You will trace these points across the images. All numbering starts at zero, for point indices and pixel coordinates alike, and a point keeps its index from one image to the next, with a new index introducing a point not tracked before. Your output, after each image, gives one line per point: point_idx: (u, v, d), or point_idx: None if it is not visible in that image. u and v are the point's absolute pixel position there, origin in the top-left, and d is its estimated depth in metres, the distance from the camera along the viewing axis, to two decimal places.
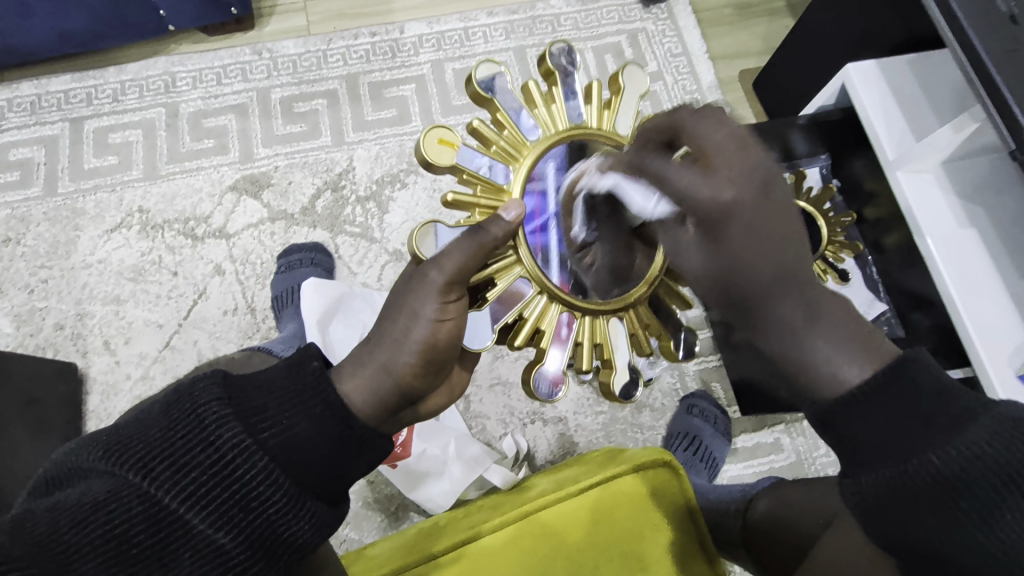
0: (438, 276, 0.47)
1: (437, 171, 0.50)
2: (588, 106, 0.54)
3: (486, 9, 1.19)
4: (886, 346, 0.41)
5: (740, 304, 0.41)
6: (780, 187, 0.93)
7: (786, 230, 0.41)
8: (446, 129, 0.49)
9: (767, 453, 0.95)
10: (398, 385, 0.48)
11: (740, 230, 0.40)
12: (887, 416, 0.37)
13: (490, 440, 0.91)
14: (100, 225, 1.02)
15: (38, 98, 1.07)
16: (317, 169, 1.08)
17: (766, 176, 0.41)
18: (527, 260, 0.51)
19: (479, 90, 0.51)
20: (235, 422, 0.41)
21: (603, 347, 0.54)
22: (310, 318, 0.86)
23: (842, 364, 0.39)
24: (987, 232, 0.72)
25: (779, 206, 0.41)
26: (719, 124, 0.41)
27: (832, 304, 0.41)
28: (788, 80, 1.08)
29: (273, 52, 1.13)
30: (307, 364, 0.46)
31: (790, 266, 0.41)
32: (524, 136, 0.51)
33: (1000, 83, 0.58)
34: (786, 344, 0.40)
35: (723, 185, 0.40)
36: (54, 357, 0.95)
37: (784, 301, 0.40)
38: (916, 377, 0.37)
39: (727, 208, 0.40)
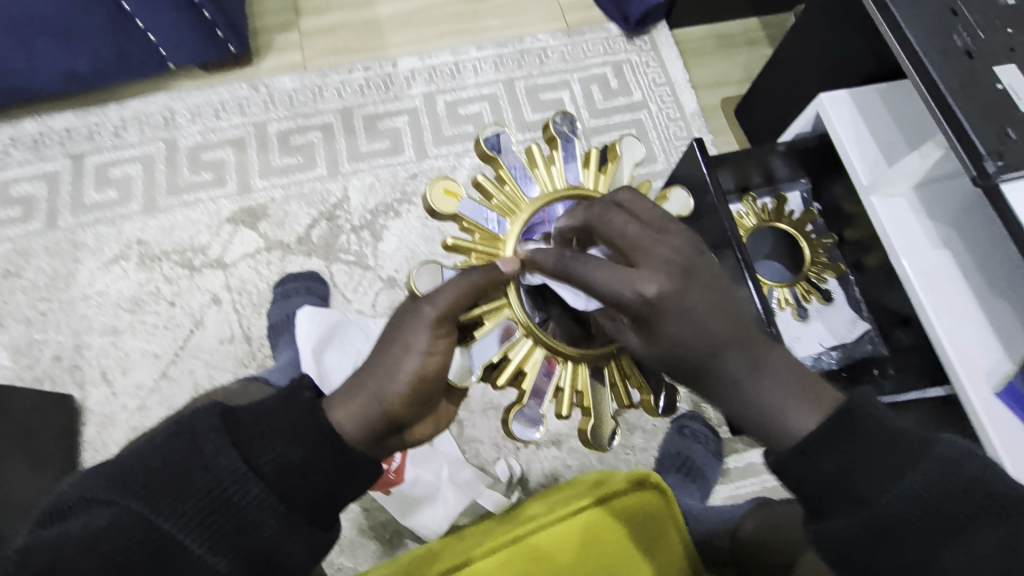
0: (431, 310, 0.49)
1: (442, 219, 0.55)
2: (587, 169, 0.58)
3: (477, 44, 1.24)
4: (831, 391, 0.44)
5: (686, 370, 0.45)
6: (761, 211, 0.99)
7: (720, 303, 0.45)
8: (451, 181, 0.55)
9: (759, 473, 0.95)
10: (386, 413, 0.48)
11: (671, 323, 0.44)
12: (844, 462, 0.40)
13: (483, 464, 0.92)
14: (100, 258, 1.04)
15: (42, 136, 1.10)
16: (313, 199, 1.11)
17: (684, 267, 0.45)
18: (517, 306, 0.53)
19: (485, 150, 0.56)
20: (231, 450, 0.42)
21: (584, 395, 0.55)
22: (306, 347, 0.87)
23: (791, 416, 0.43)
24: (961, 252, 0.75)
25: (703, 289, 0.45)
26: (629, 220, 0.47)
27: (773, 353, 0.45)
28: (767, 108, 1.12)
29: (270, 87, 1.17)
30: (299, 394, 0.47)
31: (726, 337, 0.44)
32: (522, 194, 0.55)
33: (956, 111, 0.61)
34: (738, 402, 0.44)
35: (643, 283, 0.44)
36: (52, 389, 0.96)
37: (724, 360, 0.44)
38: (861, 414, 0.41)
39: (653, 303, 0.44)
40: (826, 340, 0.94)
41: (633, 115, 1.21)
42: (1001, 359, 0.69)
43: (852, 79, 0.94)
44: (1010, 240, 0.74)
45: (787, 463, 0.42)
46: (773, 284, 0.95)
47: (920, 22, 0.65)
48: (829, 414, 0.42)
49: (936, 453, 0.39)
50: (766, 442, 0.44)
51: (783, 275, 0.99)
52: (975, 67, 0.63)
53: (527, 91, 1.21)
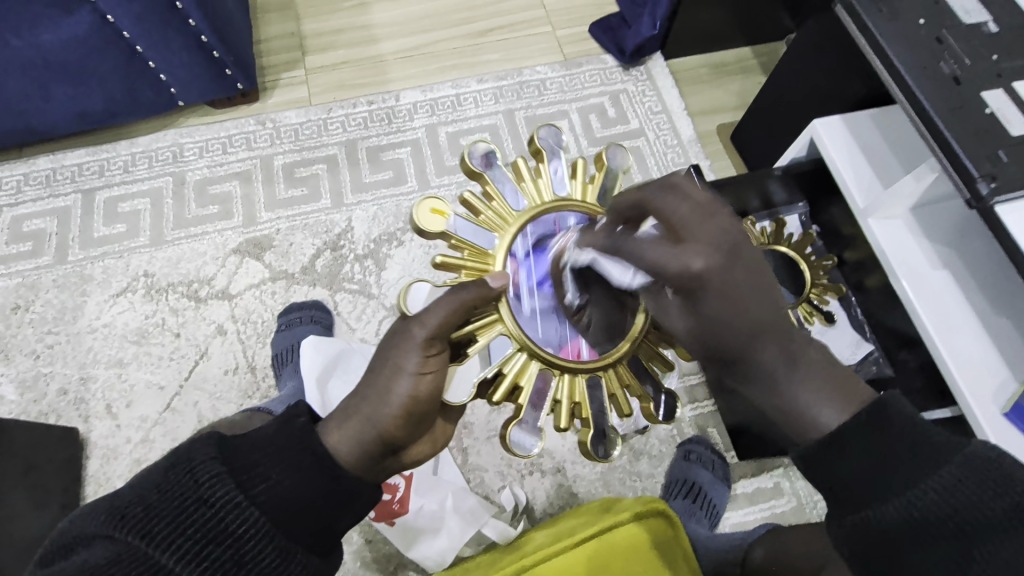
0: (420, 331, 0.49)
1: (431, 237, 0.55)
2: (574, 180, 0.59)
3: (477, 77, 1.28)
4: (863, 389, 0.42)
5: (725, 356, 0.42)
6: (760, 234, 0.99)
7: (763, 284, 0.41)
8: (438, 200, 0.55)
9: (768, 499, 0.94)
10: (380, 436, 0.48)
11: (715, 298, 0.40)
12: (869, 458, 0.40)
13: (488, 493, 0.91)
14: (107, 290, 1.06)
15: (54, 172, 1.13)
16: (317, 230, 1.12)
17: (735, 241, 0.40)
18: (509, 319, 0.53)
19: (471, 166, 0.56)
20: (227, 480, 0.42)
21: (582, 406, 0.54)
22: (309, 375, 0.87)
23: (821, 407, 0.41)
24: (961, 272, 0.75)
25: (746, 266, 0.40)
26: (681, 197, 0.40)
27: (806, 342, 0.43)
28: (762, 134, 1.14)
29: (276, 121, 1.20)
30: (294, 421, 0.47)
31: (767, 321, 0.41)
32: (510, 210, 0.56)
33: (948, 135, 0.62)
34: (771, 392, 0.41)
35: (693, 255, 0.39)
36: (57, 423, 0.96)
37: (764, 345, 0.41)
38: (889, 415, 0.40)
39: (699, 278, 0.39)
40: None
41: (631, 142, 1.24)
42: (1008, 379, 0.69)
43: (844, 104, 0.96)
44: (1008, 260, 0.75)
45: (812, 453, 0.41)
46: None
47: (907, 50, 0.67)
48: (861, 408, 0.41)
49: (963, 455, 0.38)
50: (787, 430, 0.42)
51: (785, 297, 0.97)
52: (963, 92, 0.64)
53: (527, 121, 1.24)
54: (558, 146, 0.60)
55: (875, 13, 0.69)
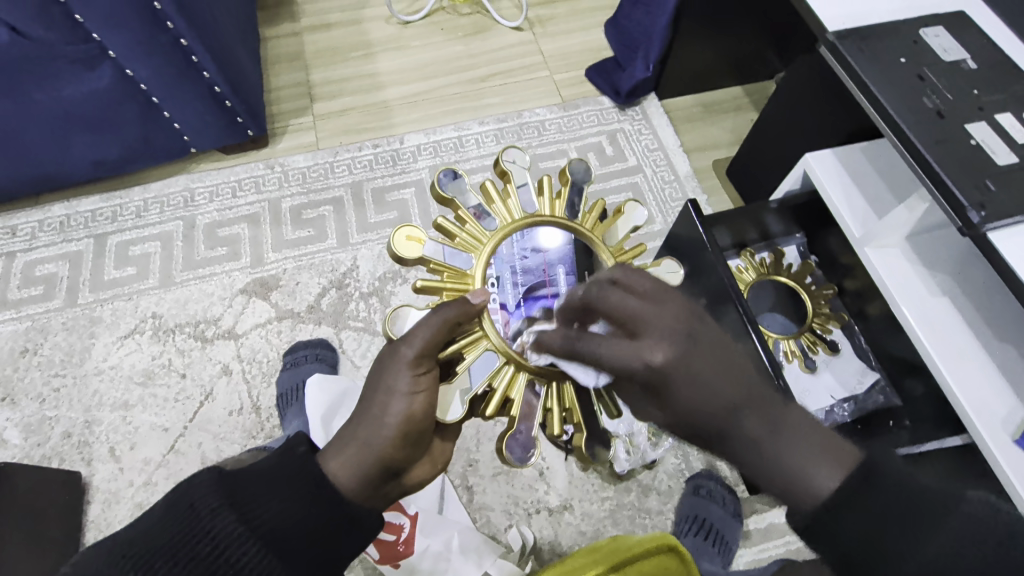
0: (409, 350, 0.50)
1: (410, 263, 0.59)
2: (542, 197, 0.62)
3: (478, 119, 1.32)
4: (848, 449, 0.43)
5: (704, 435, 0.44)
6: (759, 264, 1.02)
7: (731, 366, 0.44)
8: (412, 227, 0.60)
9: (781, 535, 0.91)
10: (380, 459, 0.48)
11: (683, 388, 0.43)
12: (869, 524, 0.40)
13: (495, 532, 0.89)
14: (115, 332, 1.07)
15: (67, 219, 1.16)
16: (323, 269, 1.14)
17: (688, 328, 0.44)
18: (493, 334, 0.56)
19: (442, 193, 0.61)
20: (228, 512, 0.40)
21: (573, 411, 0.57)
22: (314, 413, 0.87)
23: (814, 472, 0.42)
24: (960, 299, 0.76)
25: (709, 353, 0.44)
26: (628, 294, 0.45)
27: (787, 410, 0.45)
28: (756, 168, 1.17)
29: (284, 166, 1.24)
30: (295, 450, 0.46)
31: (738, 400, 0.44)
32: (483, 229, 0.60)
33: (936, 166, 0.64)
34: (762, 465, 0.43)
35: (649, 351, 0.43)
36: (59, 467, 0.96)
37: (740, 422, 0.43)
38: (882, 481, 0.40)
39: (662, 370, 0.43)
40: (835, 393, 0.94)
41: (629, 179, 1.27)
42: (1015, 406, 0.68)
43: (834, 139, 0.99)
44: (1007, 289, 0.75)
45: (814, 523, 0.42)
46: (777, 337, 0.96)
47: (891, 85, 0.70)
48: (851, 471, 0.42)
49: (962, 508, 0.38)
50: (786, 500, 0.43)
51: (788, 328, 1.00)
52: (947, 125, 0.66)
53: None
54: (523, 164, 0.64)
55: (858, 52, 0.72)
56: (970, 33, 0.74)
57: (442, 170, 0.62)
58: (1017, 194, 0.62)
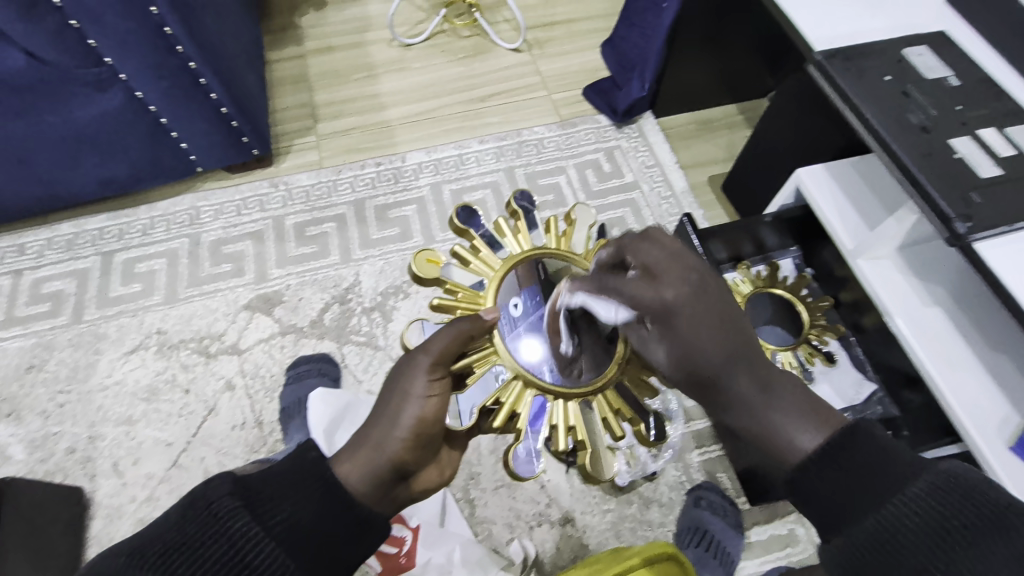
0: (424, 357, 0.51)
1: (428, 284, 0.61)
2: (549, 235, 0.65)
3: (479, 138, 1.35)
4: (836, 414, 0.46)
5: (700, 379, 0.47)
6: (756, 277, 1.03)
7: (735, 319, 0.47)
8: (432, 251, 0.61)
9: (784, 547, 0.91)
10: (391, 462, 0.48)
11: (687, 325, 0.46)
12: (842, 480, 0.42)
13: (496, 546, 0.89)
14: (120, 348, 1.08)
15: (75, 236, 1.18)
16: (326, 284, 1.16)
17: (702, 276, 0.46)
18: (503, 350, 0.57)
19: (459, 226, 0.63)
20: (245, 512, 0.41)
21: (578, 429, 0.57)
22: (317, 426, 0.87)
23: (799, 431, 0.44)
24: (952, 309, 0.77)
25: (716, 302, 0.46)
26: (652, 246, 0.47)
27: (783, 377, 0.47)
28: (751, 183, 1.20)
29: (289, 184, 1.27)
30: (306, 455, 0.48)
31: (740, 349, 0.47)
32: (495, 257, 0.62)
33: (922, 179, 0.66)
34: (752, 417, 0.45)
35: (667, 288, 0.45)
36: (63, 482, 0.96)
37: (735, 377, 0.46)
38: (861, 438, 0.43)
39: (671, 307, 0.45)
40: (835, 404, 0.94)
41: (627, 195, 1.29)
42: (1010, 413, 0.69)
43: (825, 154, 1.01)
44: (997, 300, 0.77)
45: (800, 479, 0.44)
46: (774, 348, 0.97)
47: (876, 103, 0.72)
48: (835, 430, 0.44)
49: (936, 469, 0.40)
50: (773, 457, 0.46)
51: (785, 339, 1.00)
52: (932, 140, 0.69)
53: (526, 177, 1.30)
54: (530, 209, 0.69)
55: (844, 71, 0.75)
56: (951, 52, 0.76)
57: (461, 206, 0.67)
58: (1001, 206, 0.63)
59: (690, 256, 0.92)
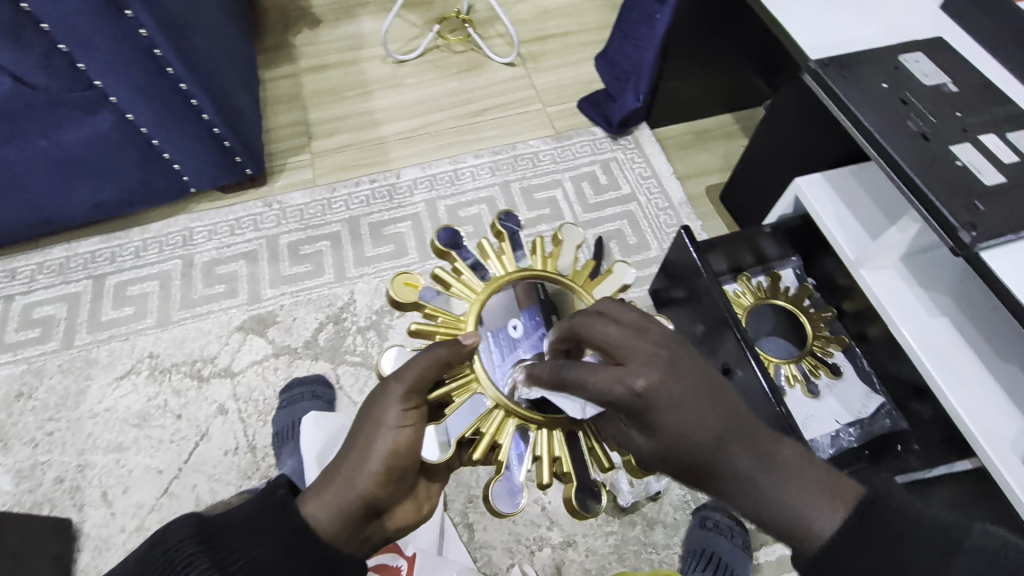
0: (398, 385, 0.50)
1: (406, 307, 0.62)
2: (534, 255, 0.65)
3: (474, 152, 1.34)
4: (850, 484, 0.44)
5: (693, 470, 0.43)
6: (756, 288, 1.01)
7: (717, 395, 0.44)
8: (410, 274, 0.63)
9: (794, 568, 0.88)
10: (362, 498, 0.46)
11: (667, 413, 0.42)
12: (877, 548, 0.40)
13: (497, 572, 0.87)
14: (111, 373, 1.06)
15: (67, 260, 1.17)
16: (320, 304, 1.14)
17: (669, 354, 0.44)
18: (484, 378, 0.57)
19: (440, 247, 0.64)
20: (204, 560, 0.39)
21: (563, 460, 0.56)
22: (309, 453, 0.85)
23: (812, 516, 0.42)
24: (959, 319, 0.75)
25: (691, 379, 0.43)
26: (610, 324, 0.46)
27: (780, 448, 0.45)
28: (749, 193, 1.18)
29: (282, 203, 1.26)
30: (273, 492, 0.46)
31: (730, 426, 0.43)
32: (478, 280, 0.62)
33: (924, 187, 0.64)
34: (755, 501, 0.43)
35: (634, 376, 0.43)
36: (50, 514, 0.94)
37: (732, 456, 0.43)
38: (886, 508, 0.41)
39: (644, 396, 0.42)
40: (842, 417, 0.92)
41: (623, 207, 1.28)
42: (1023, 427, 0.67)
43: (823, 163, 1.00)
44: (1005, 310, 0.75)
45: (818, 561, 0.42)
46: (778, 361, 0.95)
47: (874, 110, 0.71)
48: (853, 508, 0.42)
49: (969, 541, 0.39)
50: (787, 544, 0.43)
51: (789, 351, 0.99)
52: (933, 148, 0.67)
53: (522, 191, 1.29)
54: (516, 228, 0.66)
55: (840, 79, 0.73)
56: (948, 58, 0.75)
57: (442, 227, 0.66)
58: (1007, 214, 0.62)
59: (690, 269, 0.90)
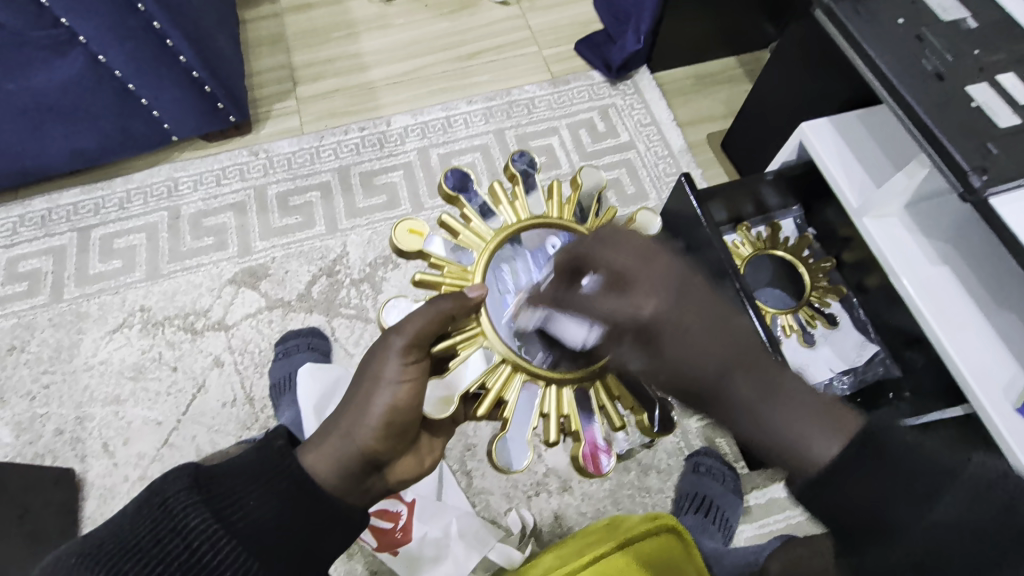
0: (398, 339, 0.50)
1: (411, 256, 0.61)
2: (550, 200, 0.63)
3: (467, 98, 1.29)
4: (851, 415, 0.43)
5: (697, 392, 0.47)
6: (756, 239, 1.01)
7: (721, 325, 0.48)
8: (415, 221, 0.61)
9: (782, 510, 0.92)
10: (362, 450, 0.47)
11: (670, 337, 0.47)
12: (866, 476, 0.39)
13: (494, 516, 0.89)
14: (103, 327, 1.05)
15: (49, 212, 1.13)
16: (313, 256, 1.12)
17: (680, 282, 0.49)
18: (490, 333, 0.57)
19: (448, 192, 0.63)
20: (203, 509, 0.39)
21: (570, 418, 0.58)
22: (307, 403, 0.85)
23: (813, 438, 0.42)
24: (960, 269, 0.74)
25: (696, 307, 0.48)
26: (618, 251, 0.50)
27: (784, 378, 0.47)
28: (752, 140, 1.15)
29: (269, 151, 1.21)
30: (273, 442, 0.45)
31: (735, 355, 0.47)
32: (487, 228, 0.61)
33: (937, 132, 0.62)
34: (759, 427, 0.45)
35: (641, 302, 0.48)
36: (53, 464, 0.95)
37: (733, 383, 0.46)
38: (881, 437, 0.39)
39: (648, 319, 0.48)
40: (834, 366, 0.94)
41: (622, 155, 1.25)
42: (1018, 374, 0.67)
43: (830, 108, 0.96)
44: (1010, 256, 0.74)
45: (813, 487, 0.41)
46: (775, 312, 0.95)
47: (889, 50, 0.67)
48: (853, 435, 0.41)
49: (965, 472, 0.35)
50: (785, 468, 0.43)
51: (786, 302, 0.99)
52: (947, 88, 0.64)
53: (518, 139, 1.25)
54: (531, 169, 0.65)
55: (854, 15, 0.69)
56: None
57: (450, 168, 0.64)
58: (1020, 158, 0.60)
59: (690, 218, 0.89)
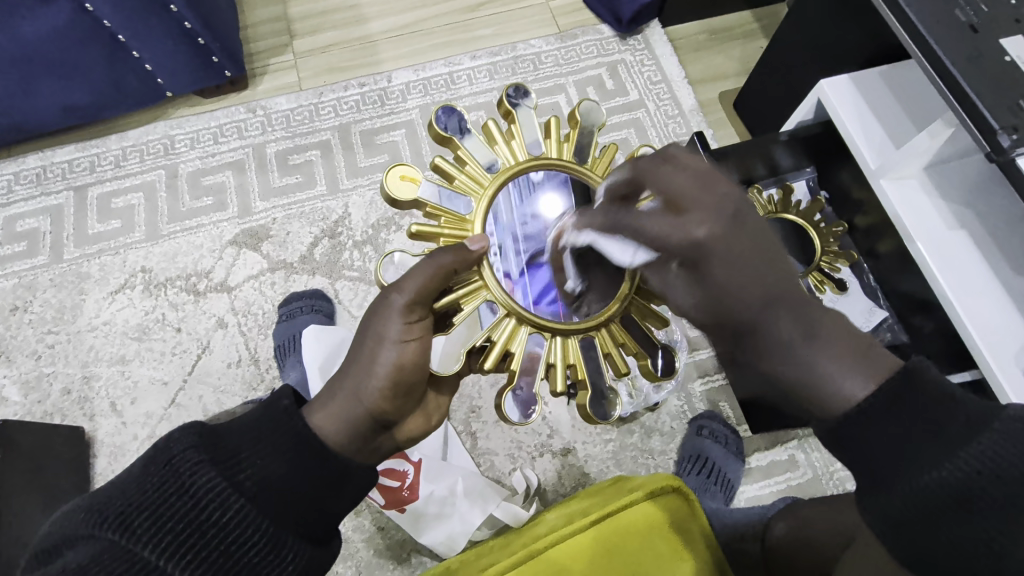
0: (399, 297, 0.49)
1: (404, 206, 0.58)
2: (548, 139, 0.60)
3: (471, 53, 1.24)
4: (890, 359, 0.42)
5: (735, 325, 0.44)
6: (766, 202, 0.97)
7: (771, 257, 0.45)
8: (408, 167, 0.58)
9: (783, 471, 0.93)
10: (368, 410, 0.47)
11: (721, 265, 0.43)
12: (901, 423, 0.39)
13: (499, 476, 0.91)
14: (105, 287, 1.04)
15: (44, 170, 1.10)
16: (314, 217, 1.10)
17: (737, 209, 0.44)
18: (495, 286, 0.54)
19: (439, 132, 0.58)
20: (210, 467, 0.39)
21: (576, 367, 0.56)
22: (311, 365, 0.85)
23: (846, 378, 0.41)
24: (978, 232, 0.73)
25: (752, 234, 0.44)
26: (675, 170, 0.45)
27: (829, 318, 0.44)
28: (767, 99, 1.11)
29: (267, 108, 1.17)
30: (279, 403, 0.45)
31: (783, 288, 0.44)
32: (483, 172, 0.58)
33: (967, 87, 0.59)
34: (788, 362, 0.42)
35: (694, 226, 0.43)
36: (62, 422, 0.96)
37: (778, 316, 0.43)
38: (916, 384, 0.39)
39: (701, 246, 0.43)
40: None
41: (631, 114, 1.20)
42: None
43: (850, 64, 0.92)
44: None
45: (842, 428, 0.41)
46: None
47: None
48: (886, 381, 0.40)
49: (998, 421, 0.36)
50: (811, 402, 0.42)
51: (794, 267, 0.95)
52: (980, 42, 0.61)
53: None
54: (528, 105, 0.61)
55: None
56: None
57: (441, 106, 0.59)
58: None
59: None
